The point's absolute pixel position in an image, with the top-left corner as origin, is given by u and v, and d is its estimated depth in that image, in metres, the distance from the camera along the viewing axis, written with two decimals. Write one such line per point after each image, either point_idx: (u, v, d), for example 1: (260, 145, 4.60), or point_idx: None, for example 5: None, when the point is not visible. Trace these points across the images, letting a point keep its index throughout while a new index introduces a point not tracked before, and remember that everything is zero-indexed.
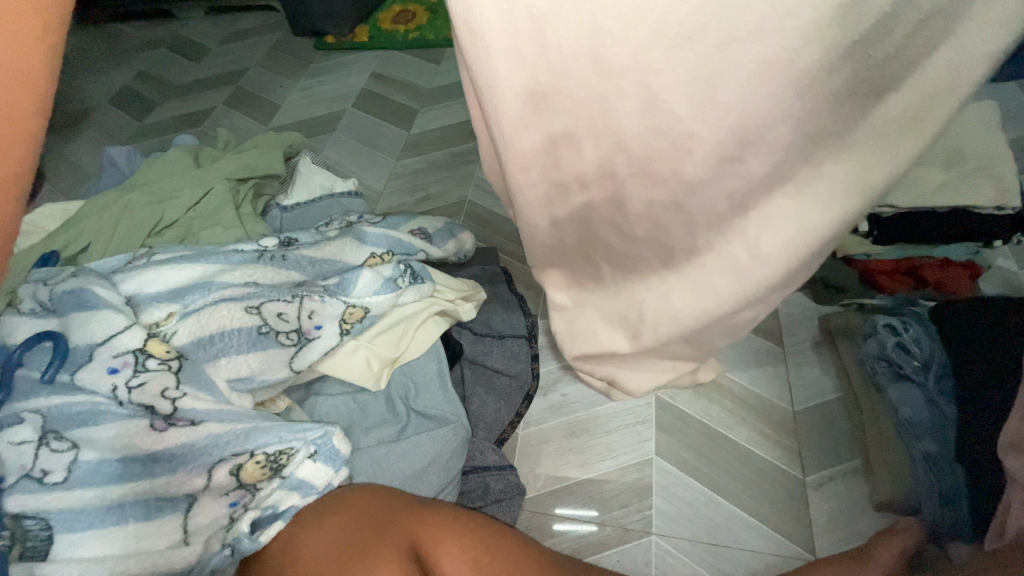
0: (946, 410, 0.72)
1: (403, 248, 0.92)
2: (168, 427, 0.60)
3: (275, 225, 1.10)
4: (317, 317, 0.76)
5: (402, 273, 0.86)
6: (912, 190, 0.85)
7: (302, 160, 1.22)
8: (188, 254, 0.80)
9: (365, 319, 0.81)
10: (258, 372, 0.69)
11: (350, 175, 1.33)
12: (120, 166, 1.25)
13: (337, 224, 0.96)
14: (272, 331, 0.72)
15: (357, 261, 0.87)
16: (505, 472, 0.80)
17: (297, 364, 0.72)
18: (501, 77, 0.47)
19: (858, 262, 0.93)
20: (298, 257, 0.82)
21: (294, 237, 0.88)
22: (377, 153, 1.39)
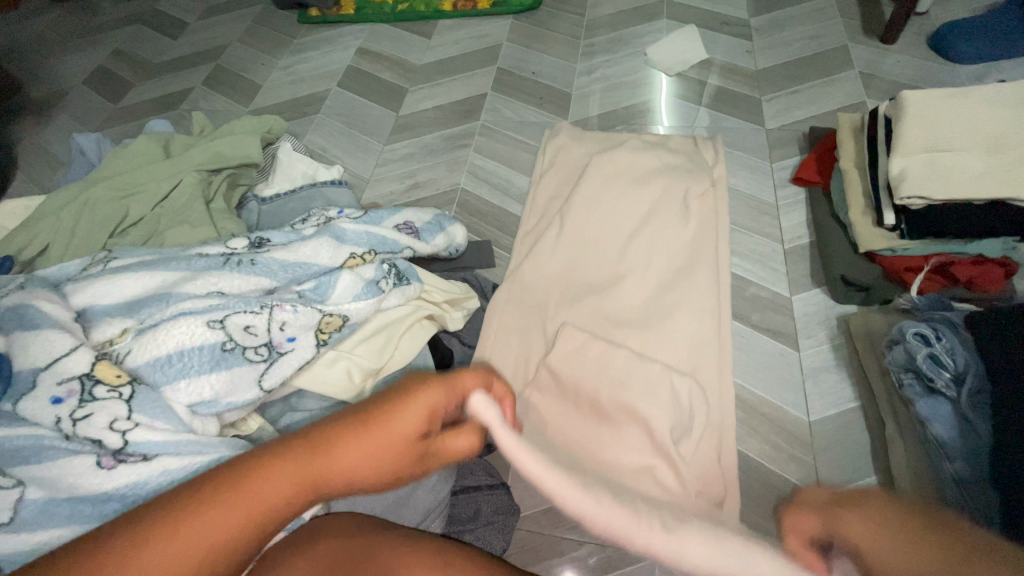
0: (978, 431, 0.65)
1: (387, 247, 0.85)
2: (117, 464, 0.53)
3: (253, 219, 1.03)
4: (289, 328, 0.70)
5: (385, 275, 0.80)
6: (944, 180, 0.82)
7: (282, 147, 1.15)
8: (150, 259, 0.73)
9: (344, 328, 0.74)
10: (223, 394, 0.63)
11: (335, 162, 1.24)
12: (87, 155, 1.17)
13: (316, 220, 0.88)
14: (239, 347, 0.65)
15: (335, 262, 0.79)
16: (497, 491, 0.75)
17: (268, 382, 0.66)
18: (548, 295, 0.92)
19: (881, 257, 0.88)
20: (269, 260, 0.74)
21: (266, 237, 0.80)
22: (364, 137, 1.30)
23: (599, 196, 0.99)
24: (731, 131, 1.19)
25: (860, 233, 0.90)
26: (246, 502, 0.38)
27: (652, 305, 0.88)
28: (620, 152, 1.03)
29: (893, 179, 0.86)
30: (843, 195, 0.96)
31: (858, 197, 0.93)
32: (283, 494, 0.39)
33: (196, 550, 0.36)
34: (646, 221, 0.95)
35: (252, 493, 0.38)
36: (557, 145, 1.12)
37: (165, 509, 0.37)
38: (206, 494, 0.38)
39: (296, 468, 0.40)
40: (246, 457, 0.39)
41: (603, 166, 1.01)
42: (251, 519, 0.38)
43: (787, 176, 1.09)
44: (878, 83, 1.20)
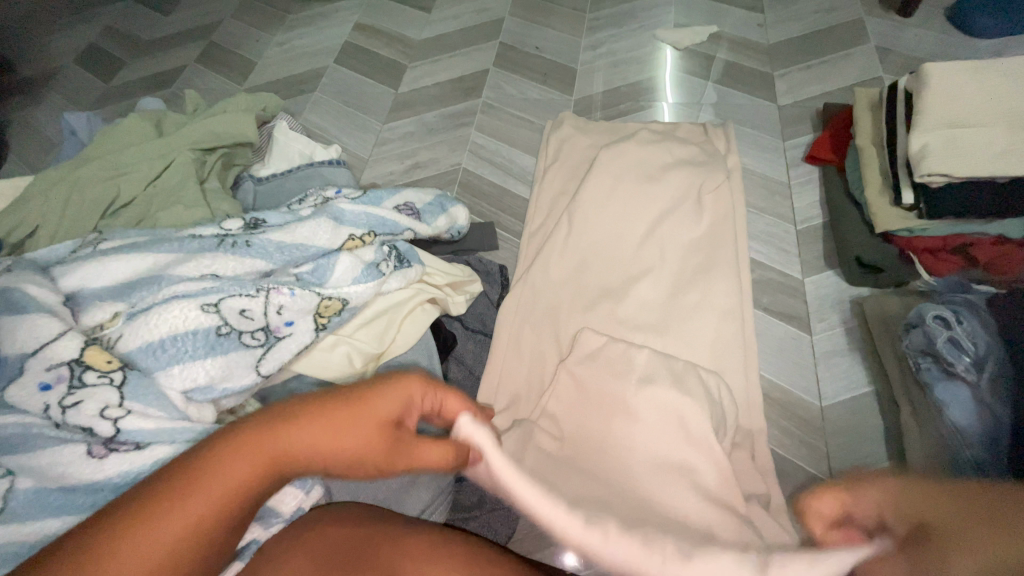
0: (995, 412, 0.63)
1: (387, 228, 0.82)
2: (109, 453, 0.52)
3: (249, 200, 1.00)
4: (287, 312, 0.68)
5: (386, 257, 0.78)
6: (965, 156, 0.79)
7: (278, 126, 1.12)
8: (141, 241, 0.70)
9: (343, 312, 0.72)
10: (219, 379, 0.60)
11: (332, 141, 1.21)
12: (79, 135, 1.14)
13: (313, 200, 0.85)
14: (234, 331, 0.63)
15: (333, 244, 0.77)
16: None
17: (265, 368, 0.64)
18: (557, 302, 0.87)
19: (897, 238, 0.86)
20: (264, 242, 0.72)
21: (261, 218, 0.77)
22: (363, 116, 1.26)
23: (608, 194, 0.93)
24: (741, 109, 1.15)
25: (876, 213, 0.87)
26: (198, 511, 0.36)
27: (670, 308, 0.83)
28: (630, 146, 0.97)
29: (912, 156, 0.82)
30: (858, 173, 0.93)
31: (875, 176, 0.89)
32: (235, 496, 0.38)
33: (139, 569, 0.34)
34: (659, 222, 0.90)
35: (191, 503, 0.36)
36: (561, 136, 1.07)
37: (111, 521, 0.35)
38: (157, 494, 0.36)
39: (245, 479, 0.38)
40: (195, 460, 0.38)
41: (609, 163, 0.96)
42: (206, 535, 0.36)
43: (800, 155, 1.05)
44: (895, 57, 1.15)
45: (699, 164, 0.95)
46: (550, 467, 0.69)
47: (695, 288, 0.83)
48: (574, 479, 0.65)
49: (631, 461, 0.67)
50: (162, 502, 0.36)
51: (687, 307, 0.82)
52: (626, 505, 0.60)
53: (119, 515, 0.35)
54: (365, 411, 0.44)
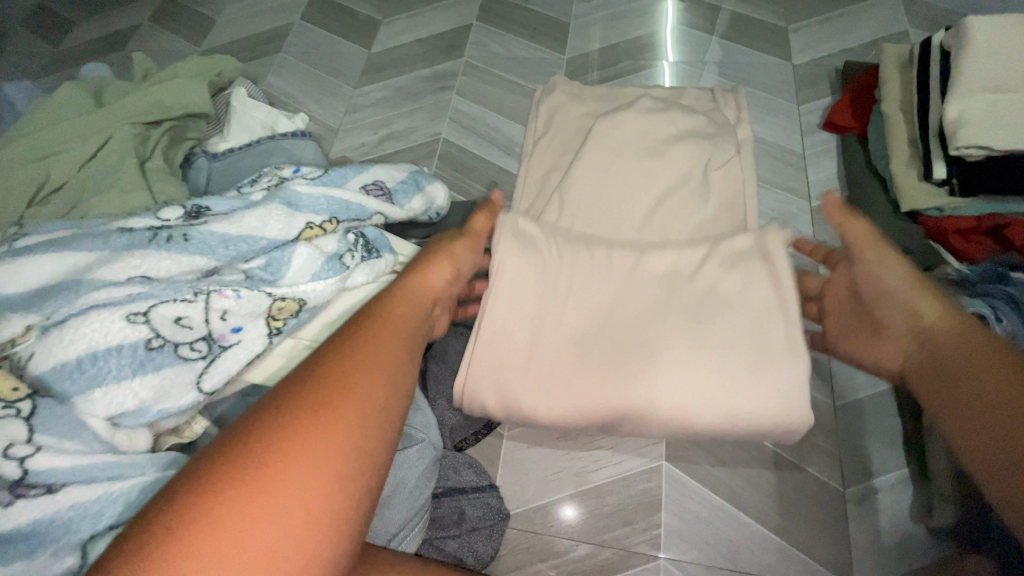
0: None
1: (352, 213, 0.73)
2: (15, 500, 0.44)
3: (203, 179, 0.89)
4: (233, 317, 0.59)
5: (351, 248, 0.68)
6: (1011, 126, 0.69)
7: (235, 93, 1.00)
8: (62, 236, 0.60)
9: (300, 314, 0.63)
10: (152, 400, 0.53)
11: (299, 110, 1.09)
12: (14, 106, 1.02)
13: (267, 181, 0.75)
14: (169, 343, 0.55)
15: (288, 235, 0.67)
16: (484, 494, 0.67)
17: (208, 384, 0.56)
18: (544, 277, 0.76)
19: (926, 219, 0.77)
20: (205, 235, 0.62)
21: (204, 205, 0.67)
22: (333, 80, 1.14)
23: (602, 172, 0.85)
24: (752, 68, 1.03)
25: (902, 190, 0.78)
26: (311, 446, 0.39)
27: (686, 278, 0.74)
28: (629, 116, 0.89)
29: (948, 124, 0.72)
30: (883, 144, 0.83)
31: (903, 147, 0.80)
32: (342, 431, 0.41)
33: (298, 502, 0.37)
34: (661, 199, 0.83)
35: (310, 443, 0.39)
36: (553, 104, 0.96)
37: (206, 500, 0.36)
38: (254, 456, 0.38)
39: (342, 400, 0.43)
40: (269, 422, 0.40)
41: (605, 135, 0.87)
42: (332, 462, 0.40)
43: (817, 121, 0.95)
44: (924, 6, 1.03)
45: (705, 137, 0.87)
46: (539, 308, 0.73)
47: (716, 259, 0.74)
48: (552, 330, 0.72)
49: (629, 309, 0.72)
50: (273, 451, 0.39)
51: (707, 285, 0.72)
52: (599, 301, 0.74)
53: (230, 488, 0.37)
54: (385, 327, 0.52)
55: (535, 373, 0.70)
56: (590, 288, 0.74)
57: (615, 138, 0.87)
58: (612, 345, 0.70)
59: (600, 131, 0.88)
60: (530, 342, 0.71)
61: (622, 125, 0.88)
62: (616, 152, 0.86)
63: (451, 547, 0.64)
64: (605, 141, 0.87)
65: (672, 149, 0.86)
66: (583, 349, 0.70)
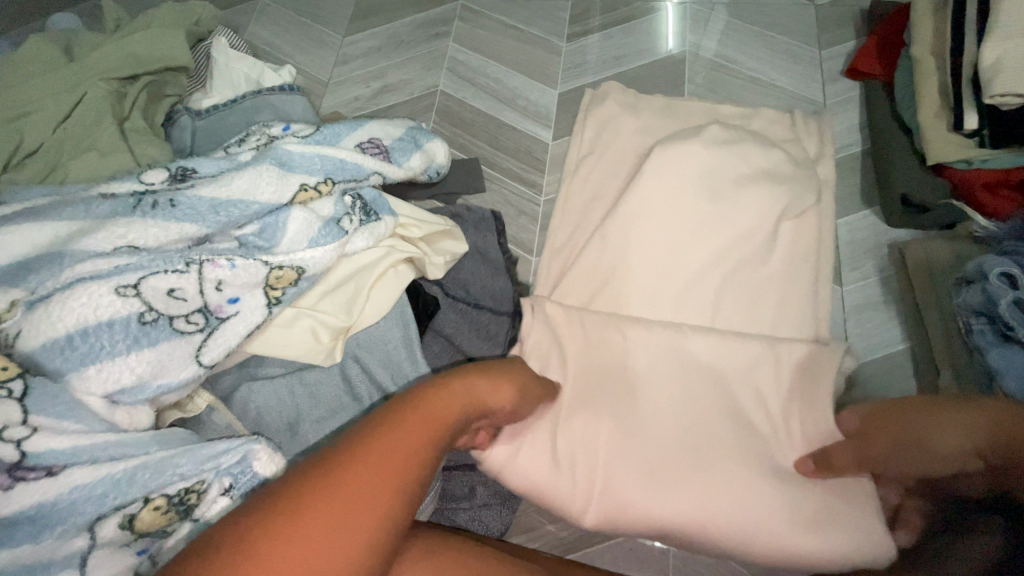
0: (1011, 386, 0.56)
1: (349, 173, 0.68)
2: (14, 484, 0.42)
3: (188, 140, 0.84)
4: (229, 287, 0.56)
5: (349, 211, 0.66)
6: None
7: (216, 45, 0.93)
8: (41, 204, 0.56)
9: (299, 282, 0.60)
10: (151, 375, 0.51)
11: (285, 62, 1.02)
12: None
13: (256, 140, 0.70)
14: (163, 317, 0.52)
15: (282, 198, 0.63)
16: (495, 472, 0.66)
17: (208, 357, 0.54)
18: (589, 340, 0.71)
19: (952, 171, 0.73)
20: (193, 200, 0.58)
21: (191, 167, 0.63)
22: (319, 29, 1.06)
23: (662, 214, 0.77)
24: (768, 11, 0.96)
25: (928, 142, 0.74)
26: (357, 481, 0.37)
27: (732, 372, 0.67)
28: (695, 143, 0.78)
29: (982, 70, 0.68)
30: (911, 90, 0.78)
31: (932, 95, 0.74)
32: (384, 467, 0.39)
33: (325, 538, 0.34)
34: (716, 262, 0.75)
35: (353, 469, 0.37)
36: (605, 117, 0.89)
37: (259, 516, 0.34)
38: (297, 487, 0.36)
39: (391, 438, 0.41)
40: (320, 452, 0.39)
41: (655, 169, 0.77)
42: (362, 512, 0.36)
43: (839, 68, 0.91)
44: None
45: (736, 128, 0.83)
46: (588, 394, 0.68)
47: (770, 357, 0.67)
48: (597, 419, 0.66)
49: (684, 401, 0.66)
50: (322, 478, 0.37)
51: (764, 388, 0.66)
52: (639, 379, 0.68)
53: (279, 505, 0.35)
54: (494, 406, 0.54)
55: (565, 455, 0.64)
56: (640, 369, 0.68)
57: (685, 168, 0.77)
58: (669, 450, 0.63)
59: (663, 155, 0.78)
60: (577, 431, 0.65)
61: (697, 154, 0.77)
62: (680, 189, 0.77)
63: (462, 519, 0.65)
64: (671, 175, 0.77)
65: (736, 187, 0.77)
66: (610, 431, 0.65)
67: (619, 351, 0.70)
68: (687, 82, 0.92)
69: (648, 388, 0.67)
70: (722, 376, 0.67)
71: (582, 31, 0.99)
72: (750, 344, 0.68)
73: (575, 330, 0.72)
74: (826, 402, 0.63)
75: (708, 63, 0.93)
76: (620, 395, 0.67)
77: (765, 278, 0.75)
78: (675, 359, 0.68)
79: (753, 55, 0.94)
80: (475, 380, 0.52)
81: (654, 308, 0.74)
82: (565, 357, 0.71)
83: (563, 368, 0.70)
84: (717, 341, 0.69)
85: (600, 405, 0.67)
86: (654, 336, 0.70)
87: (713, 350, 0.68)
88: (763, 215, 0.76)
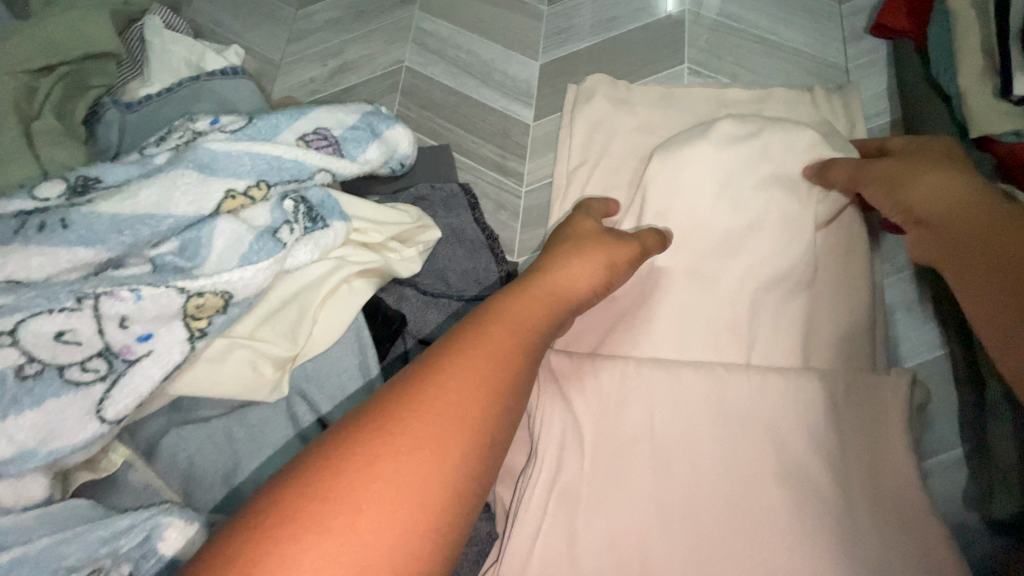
0: None
1: (287, 173, 0.58)
2: None
3: (117, 140, 0.73)
4: (137, 323, 0.47)
5: (290, 219, 0.56)
6: None
7: (150, 25, 0.81)
8: None
9: (228, 310, 0.51)
10: (40, 439, 0.43)
11: (232, 42, 0.91)
12: None
13: (177, 138, 0.60)
14: (50, 367, 0.44)
15: (202, 209, 0.53)
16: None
17: (113, 410, 0.45)
18: (599, 382, 0.59)
19: (999, 145, 0.62)
20: (89, 219, 0.49)
21: (94, 175, 0.53)
22: (270, 1, 0.94)
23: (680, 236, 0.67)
24: None
25: (971, 110, 0.62)
26: (413, 450, 0.32)
27: (776, 420, 0.56)
28: (708, 150, 0.67)
29: None
30: (947, 50, 0.66)
31: (973, 55, 0.63)
32: (440, 431, 0.33)
33: (377, 524, 0.30)
34: (747, 286, 0.64)
35: (412, 430, 0.33)
36: (593, 118, 0.76)
37: (353, 441, 0.32)
38: (382, 418, 0.33)
39: (447, 402, 0.34)
40: (357, 419, 0.34)
41: (651, 190, 0.68)
42: (422, 490, 0.31)
43: (864, 24, 0.78)
44: None
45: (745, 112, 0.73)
46: (610, 462, 0.56)
47: (819, 401, 0.56)
48: (628, 492, 0.54)
49: (729, 460, 0.55)
50: (367, 454, 0.32)
51: (814, 440, 0.55)
52: (663, 428, 0.56)
53: (316, 486, 0.31)
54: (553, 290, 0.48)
55: (572, 527, 0.54)
56: (671, 428, 0.56)
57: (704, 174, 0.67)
58: (702, 519, 0.52)
59: (666, 156, 0.69)
60: (589, 495, 0.54)
61: (721, 155, 0.67)
62: (700, 205, 0.67)
63: None
64: (690, 186, 0.67)
65: (766, 195, 0.66)
66: (628, 495, 0.54)
67: (639, 396, 0.58)
68: (687, 47, 0.80)
69: (682, 450, 0.55)
70: (765, 424, 0.56)
71: None
72: (794, 387, 0.57)
73: (588, 385, 0.59)
74: (902, 448, 0.54)
75: (712, 24, 0.81)
76: (640, 451, 0.56)
77: (804, 299, 0.64)
78: (708, 404, 0.57)
79: (764, 11, 0.81)
80: (568, 268, 0.50)
81: (676, 347, 0.63)
82: (571, 404, 0.59)
83: (580, 433, 0.57)
84: (755, 383, 0.58)
85: (615, 461, 0.56)
86: (683, 387, 0.58)
87: (751, 392, 0.57)
88: (800, 226, 0.65)
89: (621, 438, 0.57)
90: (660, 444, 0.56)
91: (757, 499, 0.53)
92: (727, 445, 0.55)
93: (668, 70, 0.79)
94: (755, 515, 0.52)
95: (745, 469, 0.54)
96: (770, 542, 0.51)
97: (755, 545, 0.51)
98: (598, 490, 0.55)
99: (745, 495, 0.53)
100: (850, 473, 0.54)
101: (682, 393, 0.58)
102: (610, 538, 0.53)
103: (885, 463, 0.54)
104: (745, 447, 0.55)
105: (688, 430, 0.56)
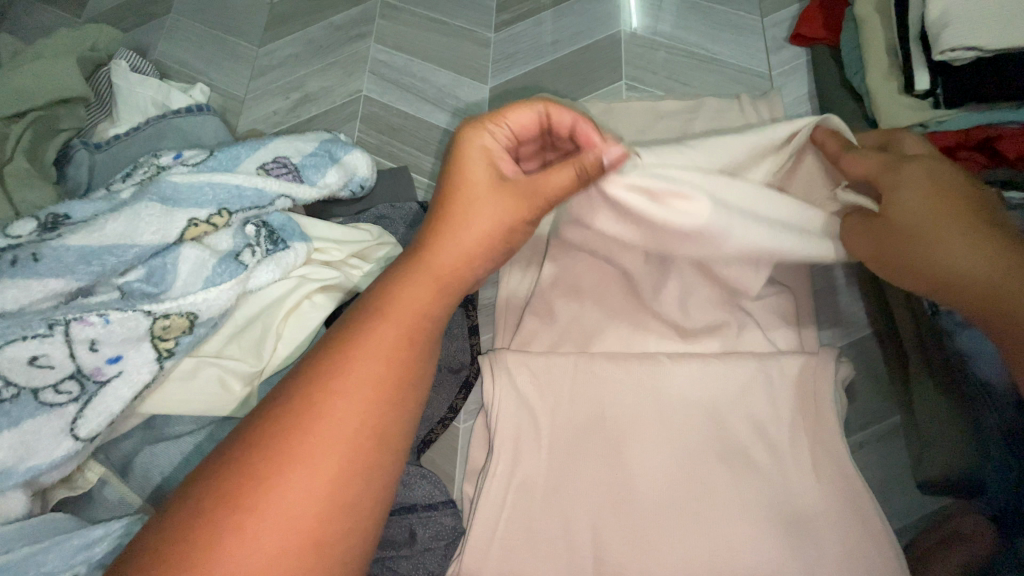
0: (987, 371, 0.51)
1: (247, 200, 0.62)
2: None
3: (84, 179, 0.76)
4: (107, 347, 0.50)
5: (252, 241, 0.59)
6: (1003, 17, 0.58)
7: (116, 69, 0.85)
8: None
9: (194, 330, 0.54)
10: (16, 459, 0.46)
11: (197, 81, 0.95)
12: None
13: (142, 173, 0.64)
14: (26, 391, 0.47)
15: (167, 236, 0.57)
16: (437, 512, 0.60)
17: (86, 429, 0.48)
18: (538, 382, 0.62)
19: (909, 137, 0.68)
20: (59, 252, 0.52)
21: (63, 211, 0.57)
22: (233, 41, 0.99)
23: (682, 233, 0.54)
24: None
25: (881, 107, 0.68)
26: (328, 443, 0.36)
27: (722, 398, 0.59)
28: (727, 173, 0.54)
29: (931, 25, 0.62)
30: (860, 52, 0.72)
31: (880, 56, 0.69)
32: (337, 445, 0.36)
33: (306, 494, 0.35)
34: None
35: (318, 428, 0.36)
36: None
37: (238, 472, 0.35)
38: (277, 424, 0.37)
39: (357, 394, 0.38)
40: (278, 407, 0.37)
41: None
42: (333, 480, 0.36)
43: (784, 35, 0.84)
44: None
45: (677, 124, 0.78)
46: (567, 449, 0.59)
47: (762, 377, 0.59)
48: (582, 478, 0.57)
49: (674, 438, 0.58)
50: (295, 445, 0.36)
51: (755, 413, 0.58)
52: (620, 418, 0.59)
53: (254, 474, 0.35)
54: (435, 253, 0.45)
55: (530, 514, 0.57)
56: (622, 415, 0.59)
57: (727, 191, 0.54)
58: (654, 498, 0.56)
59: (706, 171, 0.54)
60: (549, 482, 0.58)
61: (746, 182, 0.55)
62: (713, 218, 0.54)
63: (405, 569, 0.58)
64: None
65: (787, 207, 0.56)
66: (588, 483, 0.57)
67: (586, 389, 0.61)
68: (626, 65, 0.86)
69: (635, 437, 0.58)
70: (698, 402, 0.59)
71: (514, 17, 0.92)
72: (724, 364, 0.59)
73: (544, 382, 0.62)
74: (834, 419, 0.57)
75: (647, 43, 0.87)
76: (593, 441, 0.59)
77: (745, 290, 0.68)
78: (659, 392, 0.60)
79: (695, 29, 0.88)
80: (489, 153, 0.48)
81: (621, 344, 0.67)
82: (509, 405, 0.61)
83: (534, 428, 0.61)
84: (697, 364, 0.60)
85: (568, 451, 0.59)
86: (634, 378, 0.60)
87: (685, 379, 0.60)
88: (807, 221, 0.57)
89: (575, 429, 0.60)
90: (613, 432, 0.59)
91: (701, 477, 0.56)
92: (674, 427, 0.58)
93: (608, 87, 0.85)
94: (702, 491, 0.55)
95: (687, 447, 0.57)
96: (719, 517, 0.54)
97: (709, 518, 0.54)
98: (553, 475, 0.58)
99: (679, 472, 0.56)
100: (795, 442, 0.57)
101: (631, 383, 0.60)
102: (565, 521, 0.56)
103: (818, 431, 0.57)
104: (690, 427, 0.58)
105: (639, 417, 0.59)
